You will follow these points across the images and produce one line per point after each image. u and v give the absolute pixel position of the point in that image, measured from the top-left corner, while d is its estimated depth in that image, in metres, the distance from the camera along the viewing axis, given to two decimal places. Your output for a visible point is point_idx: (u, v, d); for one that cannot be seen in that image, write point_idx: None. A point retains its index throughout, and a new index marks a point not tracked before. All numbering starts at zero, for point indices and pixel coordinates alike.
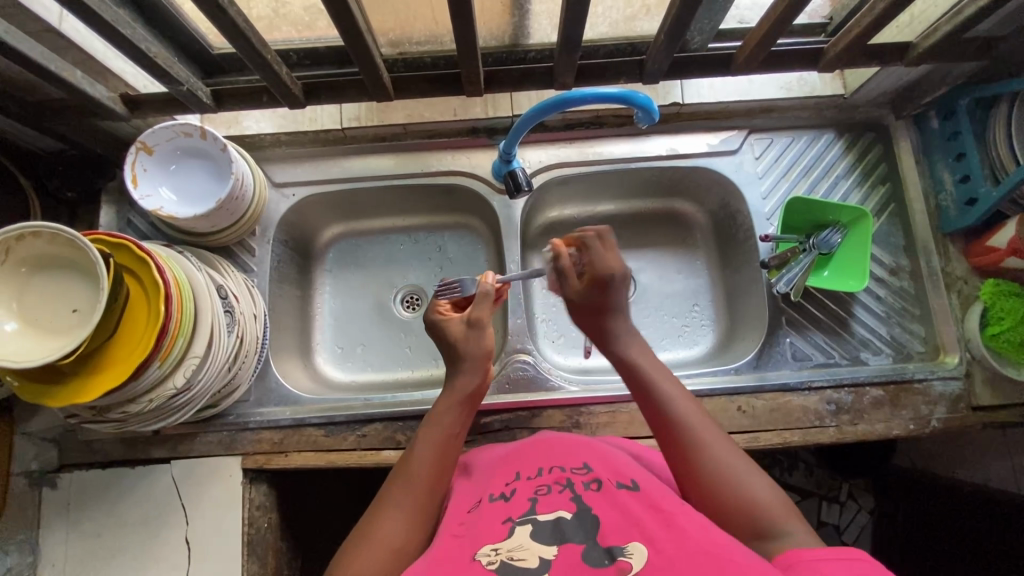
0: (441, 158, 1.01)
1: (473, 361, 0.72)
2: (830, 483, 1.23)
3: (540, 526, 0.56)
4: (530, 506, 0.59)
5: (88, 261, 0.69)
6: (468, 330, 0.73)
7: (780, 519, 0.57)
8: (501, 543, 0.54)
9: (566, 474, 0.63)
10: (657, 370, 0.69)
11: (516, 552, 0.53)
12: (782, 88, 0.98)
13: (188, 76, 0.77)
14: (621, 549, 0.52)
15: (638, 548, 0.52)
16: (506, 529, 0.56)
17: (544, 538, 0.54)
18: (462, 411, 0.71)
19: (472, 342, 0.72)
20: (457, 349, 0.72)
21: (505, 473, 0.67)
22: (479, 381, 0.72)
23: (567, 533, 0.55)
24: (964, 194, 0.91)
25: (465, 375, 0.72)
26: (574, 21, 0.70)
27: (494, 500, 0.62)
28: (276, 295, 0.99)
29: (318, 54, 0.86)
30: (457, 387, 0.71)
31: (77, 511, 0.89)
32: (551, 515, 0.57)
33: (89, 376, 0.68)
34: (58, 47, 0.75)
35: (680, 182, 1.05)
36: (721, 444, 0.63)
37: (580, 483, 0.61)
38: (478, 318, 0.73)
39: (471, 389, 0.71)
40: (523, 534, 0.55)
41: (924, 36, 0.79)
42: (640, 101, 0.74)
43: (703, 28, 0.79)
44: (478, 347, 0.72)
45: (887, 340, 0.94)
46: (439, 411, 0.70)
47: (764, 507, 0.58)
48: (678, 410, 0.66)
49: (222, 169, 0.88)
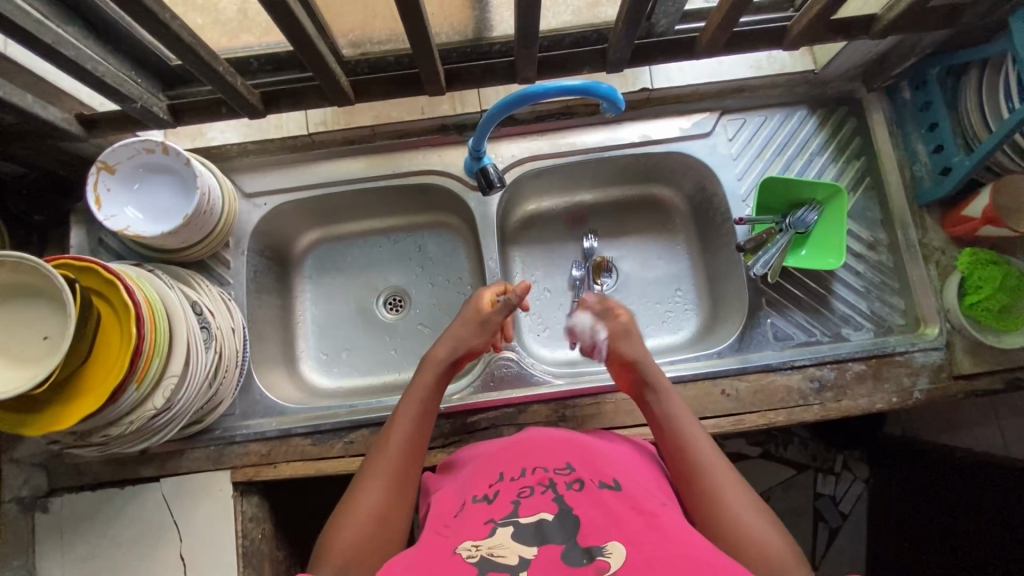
0: (413, 157, 1.00)
1: (460, 340, 0.81)
2: (823, 455, 1.24)
3: (521, 527, 0.56)
4: (513, 509, 0.59)
5: (54, 288, 0.68)
6: (480, 325, 0.82)
7: (786, 567, 0.58)
8: (483, 540, 0.55)
9: (549, 474, 0.63)
10: (679, 409, 0.74)
11: (497, 549, 0.54)
12: (752, 67, 0.97)
13: (142, 93, 0.75)
14: (600, 548, 0.52)
15: (617, 548, 0.52)
16: (487, 530, 0.57)
17: (526, 538, 0.55)
18: (430, 385, 0.77)
19: (468, 331, 0.82)
20: (457, 321, 0.83)
21: (488, 475, 0.66)
22: (452, 356, 0.80)
23: (548, 533, 0.55)
24: (939, 164, 0.91)
25: (444, 346, 0.80)
26: (530, 14, 0.68)
27: (477, 502, 0.62)
28: (255, 306, 0.98)
29: (278, 60, 0.83)
30: (433, 360, 0.79)
31: (70, 534, 0.89)
32: (533, 517, 0.57)
33: (64, 404, 0.67)
34: (6, 71, 0.73)
35: (655, 168, 1.04)
36: (738, 487, 0.65)
37: (562, 483, 0.62)
38: (488, 322, 0.82)
39: (447, 362, 0.80)
40: (505, 534, 0.55)
41: (888, 7, 0.78)
42: (604, 92, 0.73)
43: (667, 11, 0.77)
44: (468, 333, 0.82)
45: (868, 315, 0.94)
46: (417, 385, 0.77)
47: (774, 556, 0.59)
48: (697, 446, 0.69)
49: (188, 185, 0.86)
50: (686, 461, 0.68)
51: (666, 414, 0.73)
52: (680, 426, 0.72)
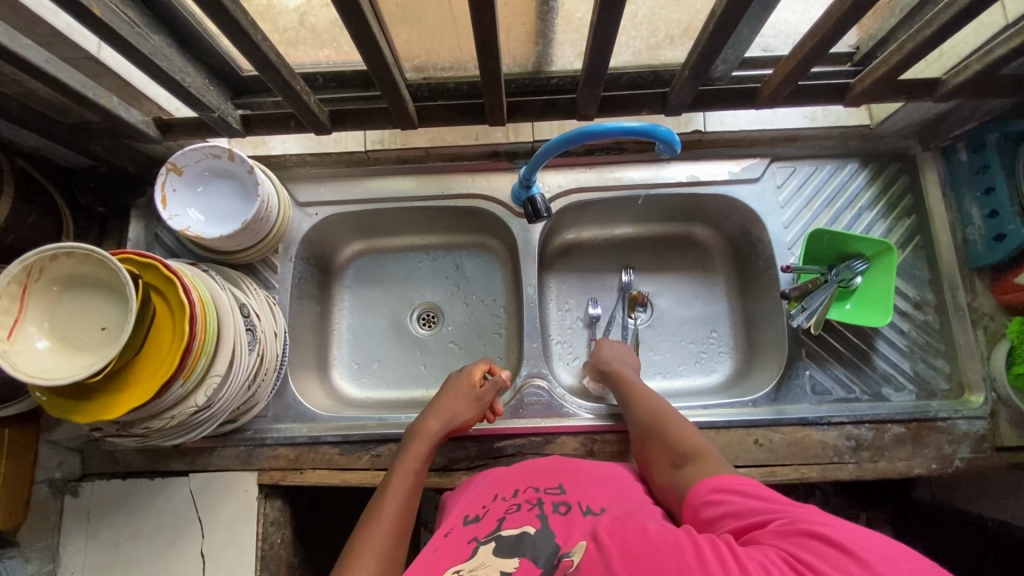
0: (461, 180, 1.02)
1: (450, 417, 0.84)
2: (847, 513, 1.18)
3: (502, 542, 0.59)
4: (496, 525, 0.62)
5: (117, 281, 0.71)
6: (473, 400, 0.86)
7: (696, 450, 0.70)
8: (463, 565, 0.56)
9: (538, 494, 0.67)
10: (622, 367, 0.90)
11: (477, 570, 0.55)
12: (806, 117, 0.97)
13: (220, 103, 0.79)
14: (567, 552, 0.56)
15: (580, 547, 0.55)
16: (469, 551, 0.59)
17: (505, 553, 0.57)
18: (420, 459, 0.79)
19: (457, 407, 0.85)
20: (446, 397, 0.86)
21: (483, 497, 0.71)
22: (442, 433, 0.83)
23: (525, 548, 0.58)
24: (992, 229, 0.89)
25: (436, 421, 0.83)
26: (600, 55, 0.70)
27: (466, 522, 0.65)
28: (296, 311, 1.00)
29: (345, 77, 0.88)
30: (423, 435, 0.81)
31: (96, 521, 0.91)
32: (516, 530, 0.61)
33: (115, 394, 0.69)
34: (96, 73, 0.77)
35: (699, 209, 1.05)
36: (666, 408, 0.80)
37: (549, 504, 0.65)
38: (481, 399, 0.87)
39: (439, 435, 0.82)
40: (486, 553, 0.58)
41: (954, 72, 0.78)
42: (662, 134, 0.74)
43: (727, 58, 0.78)
44: (460, 408, 0.85)
45: (910, 376, 0.92)
46: (409, 458, 0.79)
47: (689, 444, 0.71)
48: (635, 389, 0.85)
49: (248, 191, 0.89)
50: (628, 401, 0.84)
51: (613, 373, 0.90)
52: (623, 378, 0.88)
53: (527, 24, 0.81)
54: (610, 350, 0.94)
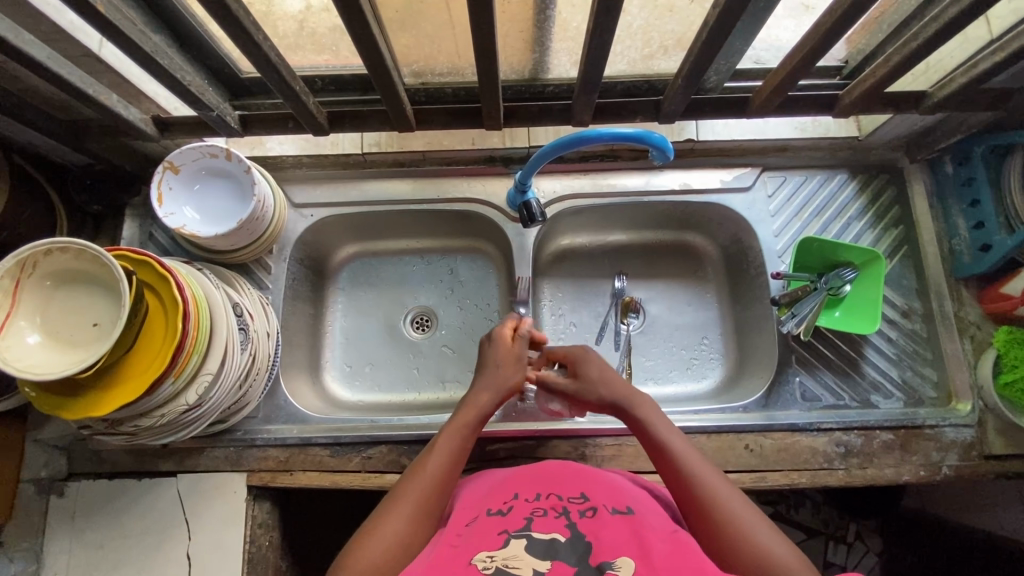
0: (457, 184, 1.03)
1: (498, 383, 0.80)
2: (838, 522, 1.16)
3: (534, 541, 0.59)
4: (525, 523, 0.62)
5: (111, 277, 0.71)
6: (513, 362, 0.83)
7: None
8: (497, 552, 0.58)
9: (563, 502, 0.66)
10: (663, 424, 0.73)
11: (511, 561, 0.56)
12: (796, 128, 0.99)
13: (219, 103, 0.79)
14: (609, 563, 0.55)
15: (626, 562, 0.55)
16: (501, 541, 0.60)
17: (538, 553, 0.58)
18: (469, 425, 0.75)
19: (500, 371, 0.81)
20: (492, 364, 0.82)
21: (503, 493, 0.70)
22: (492, 403, 0.78)
23: (560, 552, 0.58)
24: (978, 240, 0.92)
25: (487, 391, 0.79)
26: (595, 63, 0.71)
27: (490, 515, 0.65)
28: (289, 312, 1.00)
29: (343, 81, 0.89)
30: (474, 404, 0.77)
31: (81, 521, 0.90)
32: (546, 534, 0.60)
33: (106, 391, 0.69)
34: (97, 71, 0.78)
35: (692, 217, 1.06)
36: (734, 496, 0.65)
37: (575, 511, 0.64)
38: (518, 358, 0.83)
39: (485, 404, 0.77)
40: (518, 547, 0.58)
41: (940, 85, 0.80)
42: (655, 141, 0.75)
43: (719, 68, 0.80)
44: (506, 376, 0.81)
45: (898, 384, 0.93)
46: (458, 423, 0.75)
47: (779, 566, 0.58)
48: (691, 464, 0.67)
49: (245, 191, 0.90)
50: (683, 480, 0.67)
51: (656, 438, 0.71)
52: (671, 447, 0.70)
53: (525, 32, 0.82)
54: (592, 363, 0.81)
